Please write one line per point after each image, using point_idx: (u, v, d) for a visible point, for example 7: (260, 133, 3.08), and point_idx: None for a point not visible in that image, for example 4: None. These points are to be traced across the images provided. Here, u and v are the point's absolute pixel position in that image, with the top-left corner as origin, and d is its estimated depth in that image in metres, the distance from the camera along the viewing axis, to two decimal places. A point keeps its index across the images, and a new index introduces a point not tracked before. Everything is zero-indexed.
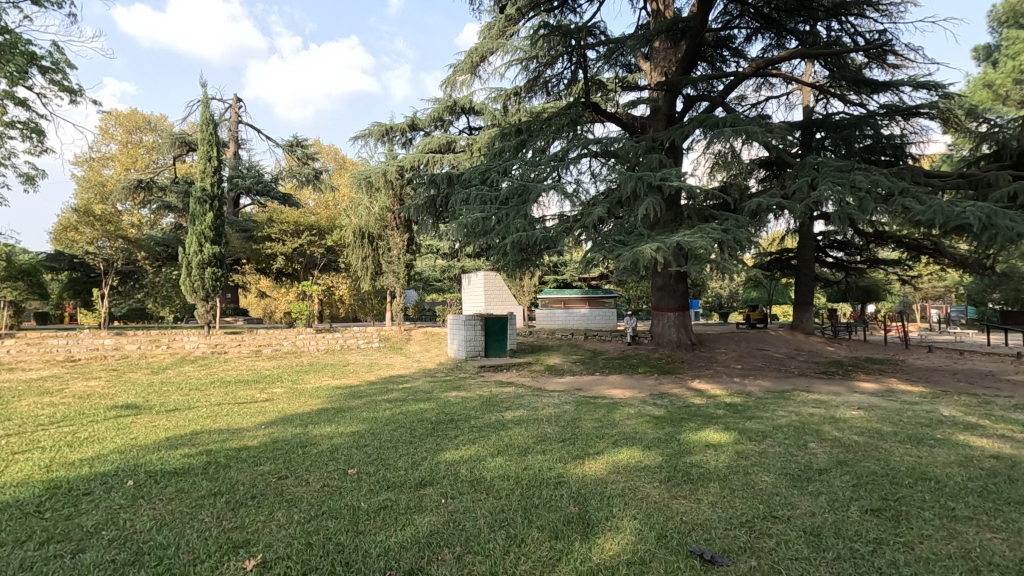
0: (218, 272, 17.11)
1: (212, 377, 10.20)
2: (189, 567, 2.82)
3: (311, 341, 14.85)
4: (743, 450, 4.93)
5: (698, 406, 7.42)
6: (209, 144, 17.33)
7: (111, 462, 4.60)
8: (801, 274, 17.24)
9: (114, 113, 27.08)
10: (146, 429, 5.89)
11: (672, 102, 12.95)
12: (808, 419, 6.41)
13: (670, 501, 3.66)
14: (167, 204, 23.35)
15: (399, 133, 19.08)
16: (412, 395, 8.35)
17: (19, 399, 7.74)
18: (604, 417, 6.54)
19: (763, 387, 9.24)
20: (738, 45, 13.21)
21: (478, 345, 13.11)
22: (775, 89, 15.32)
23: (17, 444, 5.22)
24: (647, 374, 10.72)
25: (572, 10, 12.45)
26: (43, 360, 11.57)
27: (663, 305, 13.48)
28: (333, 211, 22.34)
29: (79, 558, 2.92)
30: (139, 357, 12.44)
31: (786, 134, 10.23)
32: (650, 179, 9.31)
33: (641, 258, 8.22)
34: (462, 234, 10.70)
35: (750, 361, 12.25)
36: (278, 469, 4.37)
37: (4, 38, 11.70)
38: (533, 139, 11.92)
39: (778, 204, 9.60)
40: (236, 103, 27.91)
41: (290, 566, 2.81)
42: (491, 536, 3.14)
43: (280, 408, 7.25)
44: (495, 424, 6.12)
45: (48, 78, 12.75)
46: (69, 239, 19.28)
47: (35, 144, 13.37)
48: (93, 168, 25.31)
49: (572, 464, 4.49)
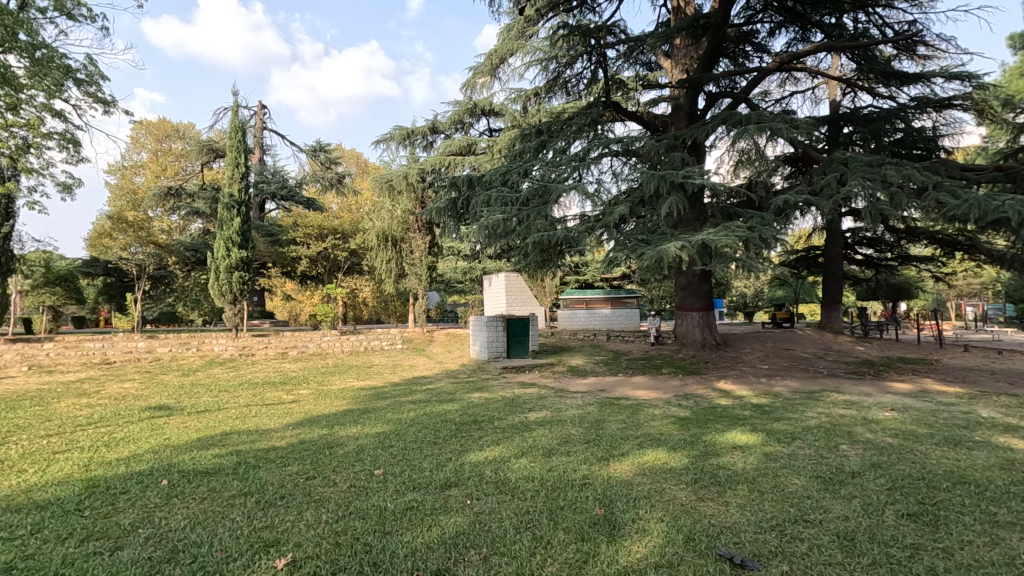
0: (245, 276, 17.47)
1: (240, 379, 10.44)
2: (222, 566, 2.87)
3: (335, 343, 15.06)
4: (772, 452, 4.86)
5: (724, 406, 7.35)
6: (236, 151, 17.72)
7: (146, 461, 4.74)
8: (829, 273, 16.83)
9: (144, 122, 27.88)
10: (178, 430, 6.06)
11: (693, 99, 12.78)
12: (839, 420, 6.29)
13: (698, 503, 3.62)
14: (195, 210, 24.02)
15: (420, 136, 19.25)
16: (436, 396, 8.41)
17: (59, 400, 8.04)
18: (629, 418, 6.50)
19: (791, 388, 9.10)
20: (761, 40, 12.99)
21: (500, 345, 13.14)
22: (800, 84, 15.00)
23: (57, 444, 5.41)
24: (672, 374, 10.64)
25: (591, 10, 12.36)
26: (81, 362, 12.03)
27: (687, 305, 13.32)
28: (356, 215, 22.59)
29: (117, 555, 3.00)
30: (171, 359, 12.82)
31: (813, 130, 10.00)
32: (673, 177, 9.18)
33: (665, 257, 8.11)
34: (484, 235, 10.72)
35: (777, 361, 12.04)
36: (306, 469, 4.45)
37: (42, 53, 12.17)
38: (553, 139, 11.90)
39: (806, 201, 9.41)
40: (261, 110, 28.51)
41: (320, 565, 2.85)
42: (517, 537, 3.14)
43: (307, 408, 7.42)
44: (519, 425, 6.16)
45: (83, 91, 13.20)
46: (103, 245, 19.88)
47: (71, 154, 13.84)
48: (126, 176, 26.12)
49: (597, 466, 4.48)
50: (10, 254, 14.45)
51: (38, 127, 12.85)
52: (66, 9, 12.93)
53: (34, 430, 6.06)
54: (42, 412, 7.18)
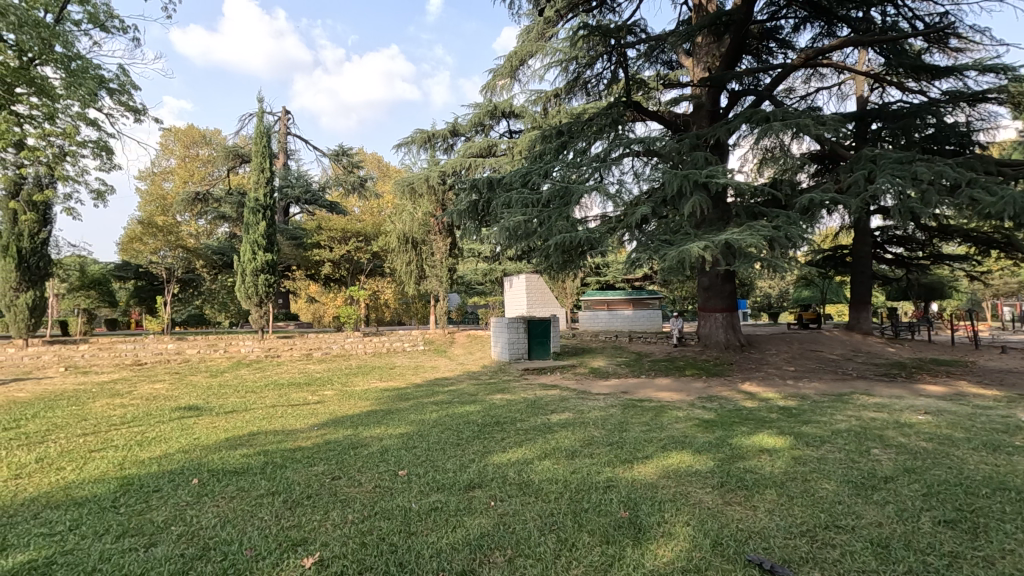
0: (271, 279, 17.75)
1: (266, 380, 10.62)
2: (252, 564, 2.92)
3: (359, 344, 15.26)
4: (800, 455, 4.75)
5: (750, 409, 7.18)
6: (262, 156, 18.05)
7: (177, 460, 4.85)
8: (857, 273, 16.41)
9: (173, 129, 28.59)
10: (207, 430, 6.19)
11: (715, 98, 12.68)
12: (870, 424, 6.11)
13: (725, 507, 3.56)
14: (222, 215, 24.57)
15: (440, 139, 19.37)
16: (458, 397, 8.44)
17: (94, 400, 8.30)
18: (652, 420, 6.44)
19: (819, 390, 8.89)
20: (786, 36, 12.78)
21: (521, 347, 13.13)
22: (826, 80, 14.68)
23: (92, 443, 5.58)
24: (695, 376, 10.48)
25: (611, 10, 12.25)
26: (114, 363, 12.43)
27: (710, 306, 13.13)
28: (378, 218, 22.86)
29: (152, 551, 3.08)
30: (200, 361, 13.14)
31: (841, 126, 9.78)
32: (696, 177, 9.06)
33: (688, 258, 7.99)
34: (505, 237, 10.68)
35: (804, 363, 11.79)
36: (332, 470, 4.50)
37: (76, 64, 12.69)
38: (574, 140, 11.90)
39: (832, 200, 9.24)
40: (286, 115, 28.99)
41: (347, 565, 2.88)
42: (541, 539, 3.13)
43: (332, 408, 7.55)
44: (541, 426, 6.12)
45: (116, 100, 13.62)
46: (134, 250, 20.46)
47: (105, 162, 14.27)
48: (156, 182, 26.82)
49: (621, 468, 4.43)
50: (47, 258, 14.96)
51: (73, 136, 13.27)
52: (99, 20, 13.42)
53: (70, 430, 6.23)
54: (78, 412, 7.39)
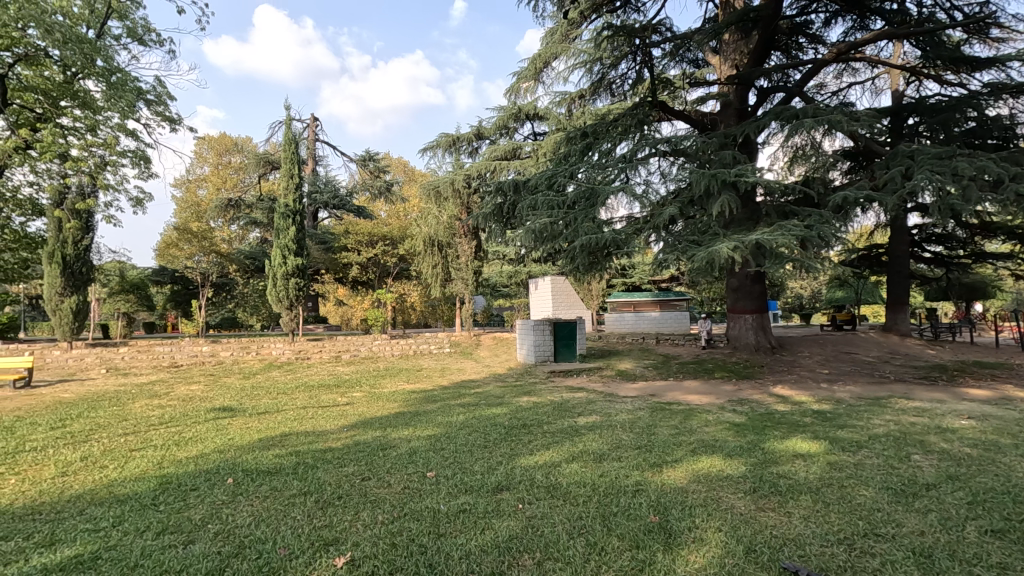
0: (301, 283, 18.07)
1: (297, 381, 10.83)
2: (285, 563, 2.98)
3: (386, 346, 15.46)
4: (836, 461, 4.62)
5: (782, 413, 7.01)
6: (291, 162, 18.44)
7: (213, 460, 4.98)
8: (893, 272, 15.89)
9: (207, 138, 29.44)
10: (241, 430, 6.36)
11: (743, 95, 12.46)
12: (910, 428, 5.91)
13: (758, 513, 3.49)
14: (253, 220, 25.17)
15: (465, 143, 19.49)
16: (485, 399, 8.46)
17: (134, 400, 8.62)
18: (681, 424, 6.32)
19: (854, 393, 8.64)
20: (816, 30, 12.48)
21: (547, 349, 13.12)
22: (859, 74, 14.27)
23: (133, 442, 5.79)
24: (724, 379, 10.27)
25: (636, 10, 12.12)
26: (152, 365, 12.85)
27: (740, 307, 12.88)
28: (404, 221, 23.13)
29: (190, 548, 3.17)
30: (233, 363, 13.51)
31: (875, 121, 9.50)
32: (725, 176, 8.91)
33: (717, 259, 7.84)
34: (531, 239, 10.66)
35: (838, 366, 11.47)
36: (361, 470, 4.56)
37: (116, 77, 13.20)
38: (599, 141, 11.83)
39: (867, 197, 8.98)
40: (314, 122, 29.58)
41: (378, 565, 2.91)
42: (570, 542, 3.12)
43: (360, 410, 7.64)
44: (568, 429, 6.09)
45: (153, 110, 14.10)
46: (171, 255, 21.13)
47: (143, 170, 14.78)
48: (190, 190, 27.66)
49: (649, 472, 4.38)
50: (89, 264, 15.54)
51: (113, 147, 13.82)
52: (137, 34, 14.08)
53: (112, 430, 6.45)
54: (119, 411, 7.67)
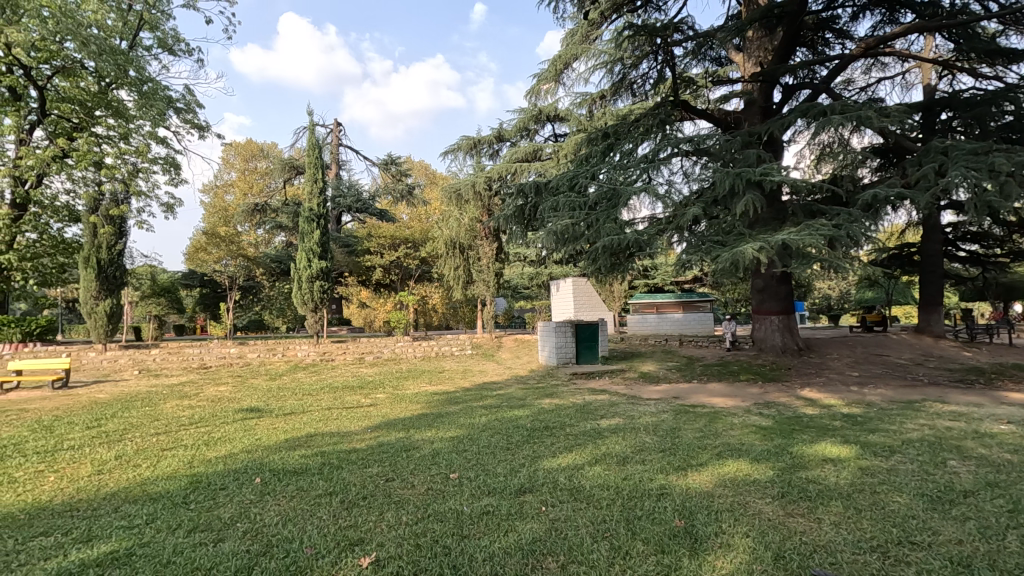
0: (325, 286, 18.33)
1: (321, 382, 10.99)
2: (311, 561, 3.02)
3: (408, 348, 15.58)
4: (868, 467, 4.49)
5: (811, 417, 6.84)
6: (315, 166, 18.76)
7: (241, 460, 5.07)
8: (926, 272, 15.42)
9: (234, 144, 30.11)
10: (268, 431, 6.48)
11: (768, 93, 12.26)
12: (946, 433, 5.71)
13: (786, 518, 3.42)
14: (279, 225, 25.62)
15: (486, 145, 19.57)
16: (507, 401, 8.46)
17: (165, 400, 8.85)
18: (706, 427, 6.24)
19: (886, 397, 8.41)
20: (843, 25, 12.21)
21: (569, 351, 13.07)
22: (888, 69, 13.92)
23: (165, 441, 5.95)
24: (750, 382, 10.10)
25: (657, 9, 12.02)
26: (182, 366, 13.17)
27: (765, 308, 12.66)
28: (426, 224, 23.34)
29: (219, 546, 3.23)
30: (260, 364, 13.78)
31: (907, 117, 9.24)
32: (750, 175, 8.76)
33: (742, 260, 7.72)
34: (552, 241, 10.62)
35: (869, 368, 11.18)
36: (385, 471, 4.60)
37: (147, 86, 13.77)
38: (621, 142, 11.76)
39: (898, 195, 8.74)
40: (338, 127, 30.02)
41: (402, 566, 2.93)
42: (594, 546, 3.10)
43: (384, 412, 7.70)
44: (591, 432, 6.05)
45: (183, 118, 14.51)
46: (200, 259, 21.68)
47: (173, 177, 15.23)
48: (218, 195, 28.31)
49: (674, 476, 4.32)
50: (123, 268, 15.26)
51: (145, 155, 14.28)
52: (168, 44, 14.75)
53: (144, 430, 6.61)
54: (152, 411, 7.89)
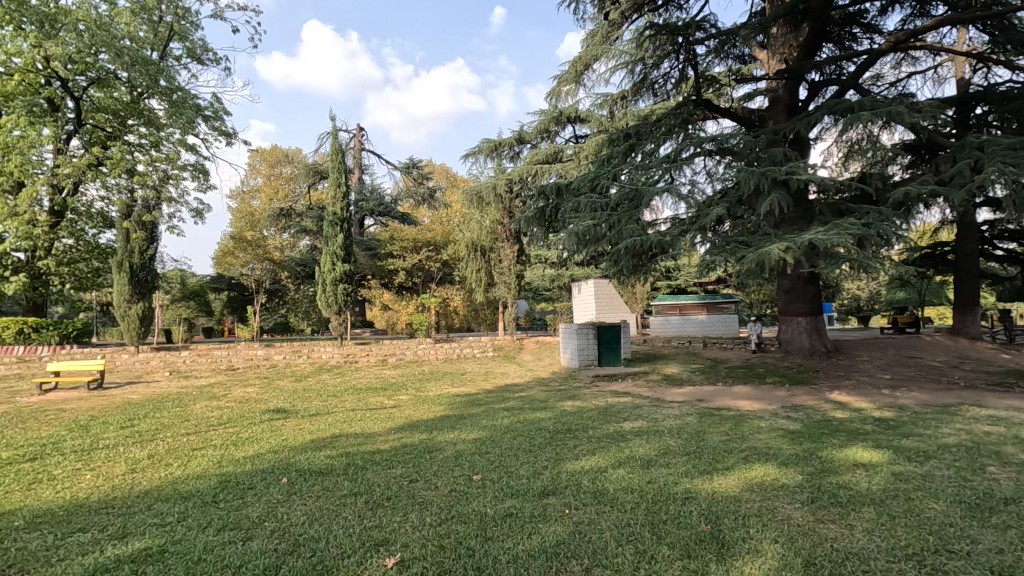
0: (349, 288, 18.56)
1: (345, 384, 11.13)
2: (338, 561, 3.06)
3: (430, 350, 15.67)
4: (902, 472, 4.37)
5: (841, 420, 6.67)
6: (338, 171, 19.04)
7: (268, 460, 5.17)
8: (961, 271, 14.93)
9: (259, 150, 30.72)
10: (294, 431, 6.59)
11: (793, 90, 12.04)
12: (984, 438, 5.52)
13: (817, 524, 3.34)
14: (304, 228, 26.04)
15: (507, 147, 19.59)
16: (529, 403, 8.46)
17: (194, 401, 9.05)
18: (732, 430, 6.14)
19: (919, 400, 8.16)
20: (871, 20, 11.93)
21: (591, 353, 13.00)
22: (919, 64, 13.55)
23: (195, 441, 6.10)
24: (777, 385, 9.90)
25: (679, 7, 11.90)
26: (211, 368, 13.46)
27: (792, 310, 12.42)
28: (447, 226, 23.49)
29: (248, 545, 3.29)
30: (285, 366, 14.03)
31: (939, 112, 8.98)
32: (775, 174, 8.60)
33: (768, 260, 7.57)
34: (573, 242, 10.56)
35: (902, 371, 10.87)
36: (409, 472, 4.63)
37: (177, 95, 14.15)
38: (642, 142, 11.67)
39: (931, 192, 8.50)
40: (360, 132, 30.40)
41: (427, 566, 2.95)
42: (619, 550, 3.07)
43: (407, 413, 7.75)
44: (614, 434, 6.00)
45: (211, 125, 14.86)
46: (227, 263, 22.20)
47: (201, 183, 15.61)
48: (245, 200, 28.91)
49: (699, 480, 4.26)
50: (155, 273, 15.67)
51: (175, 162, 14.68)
52: (196, 54, 15.18)
53: (175, 430, 6.78)
54: (182, 412, 8.11)
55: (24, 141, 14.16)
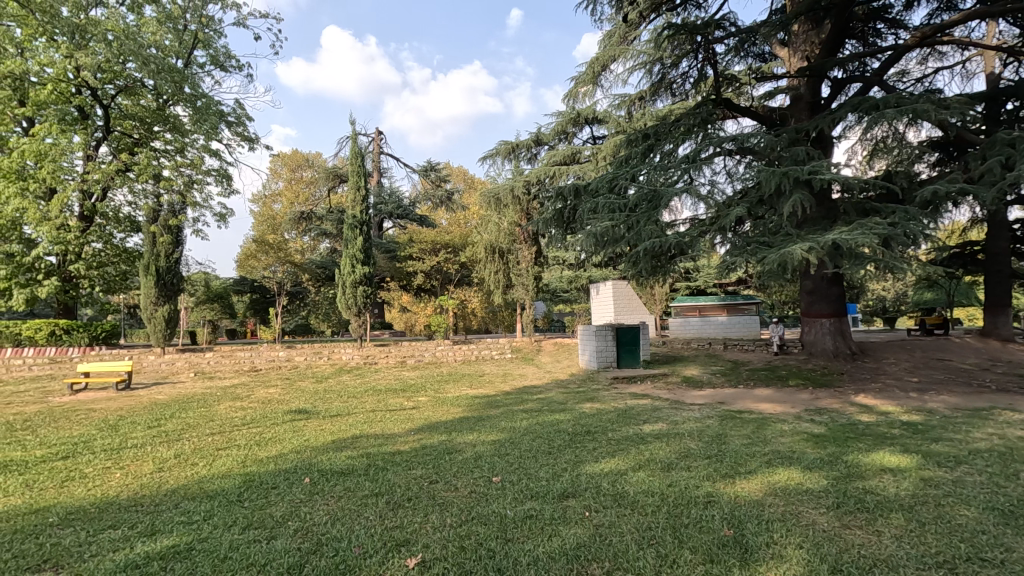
0: (368, 290, 18.73)
1: (365, 385, 11.24)
2: (361, 560, 3.09)
3: (448, 352, 15.76)
4: (931, 477, 4.26)
5: (866, 424, 6.54)
6: (357, 174, 19.24)
7: (291, 461, 5.24)
8: (992, 272, 14.51)
9: (281, 155, 31.20)
10: (315, 431, 6.69)
11: (815, 88, 11.84)
12: (1017, 443, 5.36)
13: (842, 530, 3.28)
14: (324, 231, 26.40)
15: (524, 149, 19.59)
16: (548, 405, 8.46)
17: (218, 402, 9.21)
18: (754, 433, 6.05)
19: (949, 404, 7.95)
20: (896, 15, 11.67)
21: (609, 355, 12.95)
22: (947, 59, 13.22)
23: (220, 441, 6.22)
24: (800, 388, 9.74)
25: (698, 6, 11.79)
26: (234, 369, 13.69)
27: (815, 311, 12.22)
28: (465, 229, 23.62)
29: (273, 543, 3.35)
30: (307, 367, 14.22)
31: (969, 108, 8.75)
32: (798, 174, 8.47)
33: (791, 260, 7.46)
34: (591, 244, 10.51)
35: (930, 374, 10.60)
36: (429, 473, 4.66)
37: (201, 102, 14.50)
38: (661, 142, 11.60)
39: (961, 190, 8.29)
40: (378, 136, 30.68)
41: (448, 567, 2.97)
42: (640, 553, 3.05)
43: (426, 414, 7.81)
44: (633, 437, 5.96)
45: (234, 131, 15.16)
46: (250, 266, 22.62)
47: (225, 188, 15.92)
48: (267, 204, 29.37)
49: (721, 483, 4.22)
50: (180, 275, 15.85)
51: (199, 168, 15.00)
52: (220, 61, 15.52)
53: (201, 430, 6.92)
54: (207, 412, 8.30)
55: (56, 149, 14.46)
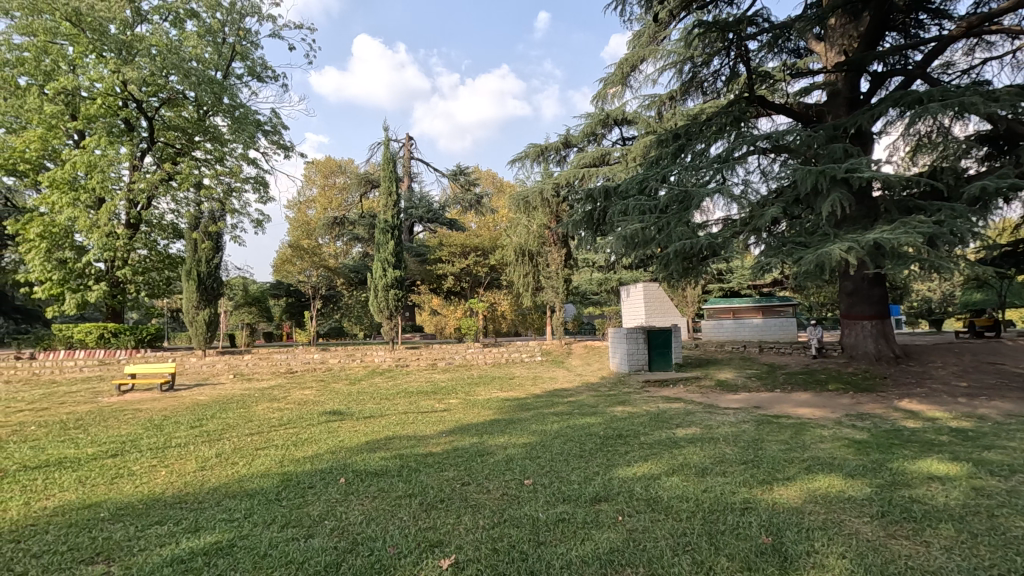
0: (399, 294, 18.95)
1: (397, 388, 11.38)
2: (395, 560, 3.14)
3: (479, 354, 15.80)
4: (984, 487, 4.07)
5: (912, 430, 6.28)
6: (388, 180, 19.52)
7: (327, 461, 5.35)
8: None
9: (315, 162, 31.97)
10: (350, 433, 6.81)
11: (853, 83, 11.48)
12: None
13: (888, 540, 3.16)
14: (356, 236, 26.89)
15: (553, 151, 19.57)
16: (579, 408, 8.41)
17: (257, 403, 9.46)
18: (793, 439, 5.89)
19: (1001, 410, 7.58)
20: (940, 5, 11.23)
21: (641, 358, 12.79)
22: (995, 49, 12.63)
23: (258, 441, 6.40)
24: (841, 392, 9.42)
25: (730, 3, 11.58)
26: (272, 370, 14.08)
27: (855, 313, 11.83)
28: (494, 232, 23.75)
29: (310, 542, 3.42)
30: (340, 369, 14.50)
31: (1019, 100, 8.36)
32: (835, 171, 8.22)
33: (829, 261, 7.24)
34: (621, 246, 10.40)
35: (981, 378, 10.12)
36: (461, 475, 4.70)
37: (239, 111, 14.98)
38: (692, 142, 11.44)
39: (1012, 185, 7.92)
40: (409, 141, 31.12)
41: (481, 568, 2.99)
42: (675, 559, 3.01)
43: (457, 417, 7.87)
44: (666, 441, 5.88)
45: (270, 139, 15.59)
46: (285, 271, 23.17)
47: (262, 195, 16.40)
48: (301, 210, 30.06)
49: (758, 490, 4.12)
50: (219, 280, 16.27)
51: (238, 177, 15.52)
52: (257, 72, 16.00)
53: (240, 430, 7.14)
54: (246, 412, 8.54)
55: (104, 159, 15.13)
